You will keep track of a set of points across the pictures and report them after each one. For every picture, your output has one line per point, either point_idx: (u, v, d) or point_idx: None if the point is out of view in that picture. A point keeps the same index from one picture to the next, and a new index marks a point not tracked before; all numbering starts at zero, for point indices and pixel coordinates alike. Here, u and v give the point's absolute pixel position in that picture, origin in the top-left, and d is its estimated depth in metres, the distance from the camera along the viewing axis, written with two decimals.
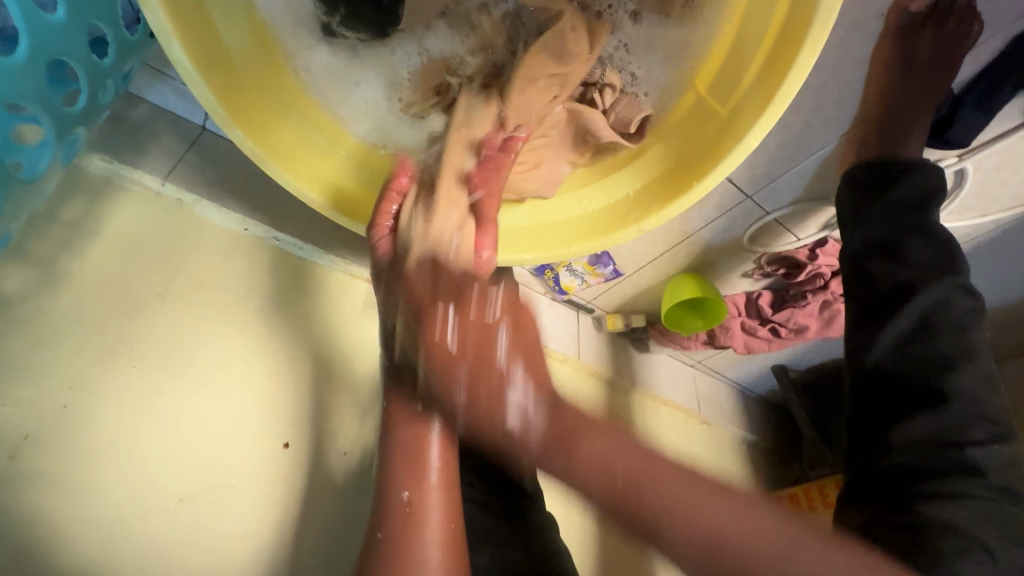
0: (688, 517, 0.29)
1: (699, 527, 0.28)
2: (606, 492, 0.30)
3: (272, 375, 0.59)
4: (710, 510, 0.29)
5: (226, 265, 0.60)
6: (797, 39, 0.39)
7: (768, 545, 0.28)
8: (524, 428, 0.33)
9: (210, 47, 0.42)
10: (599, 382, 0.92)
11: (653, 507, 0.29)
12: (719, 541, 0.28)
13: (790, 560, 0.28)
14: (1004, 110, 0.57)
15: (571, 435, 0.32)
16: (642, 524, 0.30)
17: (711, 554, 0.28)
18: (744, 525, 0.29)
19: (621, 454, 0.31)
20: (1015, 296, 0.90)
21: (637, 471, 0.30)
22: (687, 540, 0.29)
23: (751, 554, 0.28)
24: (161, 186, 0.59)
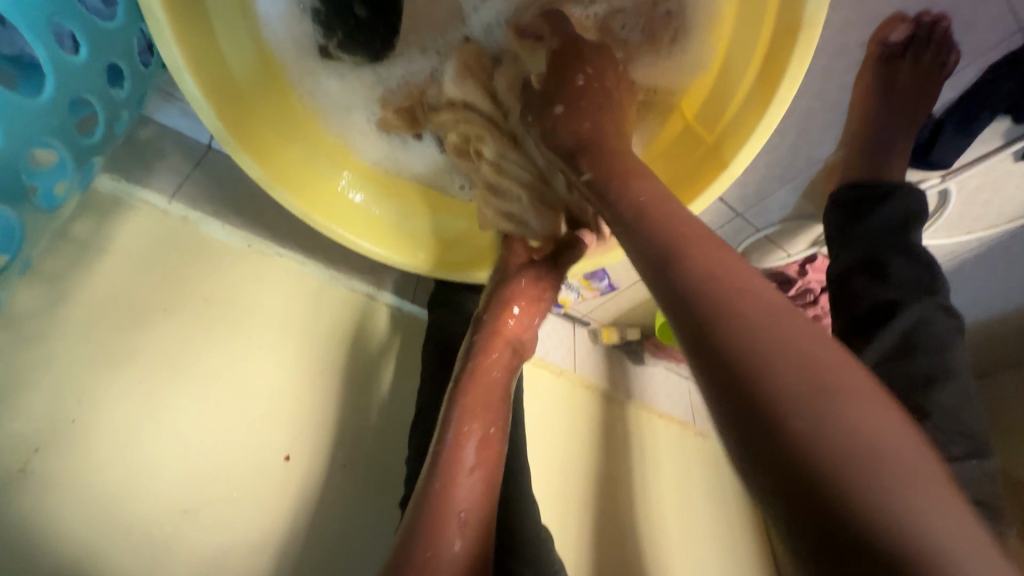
0: (862, 428, 0.22)
1: (802, 367, 0.24)
2: (696, 308, 0.28)
3: (275, 388, 0.61)
4: (927, 505, 0.21)
5: (230, 281, 0.62)
6: (779, 71, 0.41)
7: (864, 440, 0.22)
8: (678, 236, 0.31)
9: (220, 77, 0.44)
10: (594, 394, 0.93)
11: (811, 425, 0.23)
12: (859, 435, 0.22)
13: (913, 508, 0.21)
14: (983, 134, 0.59)
15: (736, 291, 0.27)
16: (730, 342, 0.26)
17: (819, 422, 0.23)
18: (925, 505, 0.21)
19: (787, 321, 0.26)
20: (1002, 312, 0.91)
21: (791, 362, 0.24)
22: (768, 380, 0.24)
23: (892, 486, 0.21)
24: (168, 204, 0.61)
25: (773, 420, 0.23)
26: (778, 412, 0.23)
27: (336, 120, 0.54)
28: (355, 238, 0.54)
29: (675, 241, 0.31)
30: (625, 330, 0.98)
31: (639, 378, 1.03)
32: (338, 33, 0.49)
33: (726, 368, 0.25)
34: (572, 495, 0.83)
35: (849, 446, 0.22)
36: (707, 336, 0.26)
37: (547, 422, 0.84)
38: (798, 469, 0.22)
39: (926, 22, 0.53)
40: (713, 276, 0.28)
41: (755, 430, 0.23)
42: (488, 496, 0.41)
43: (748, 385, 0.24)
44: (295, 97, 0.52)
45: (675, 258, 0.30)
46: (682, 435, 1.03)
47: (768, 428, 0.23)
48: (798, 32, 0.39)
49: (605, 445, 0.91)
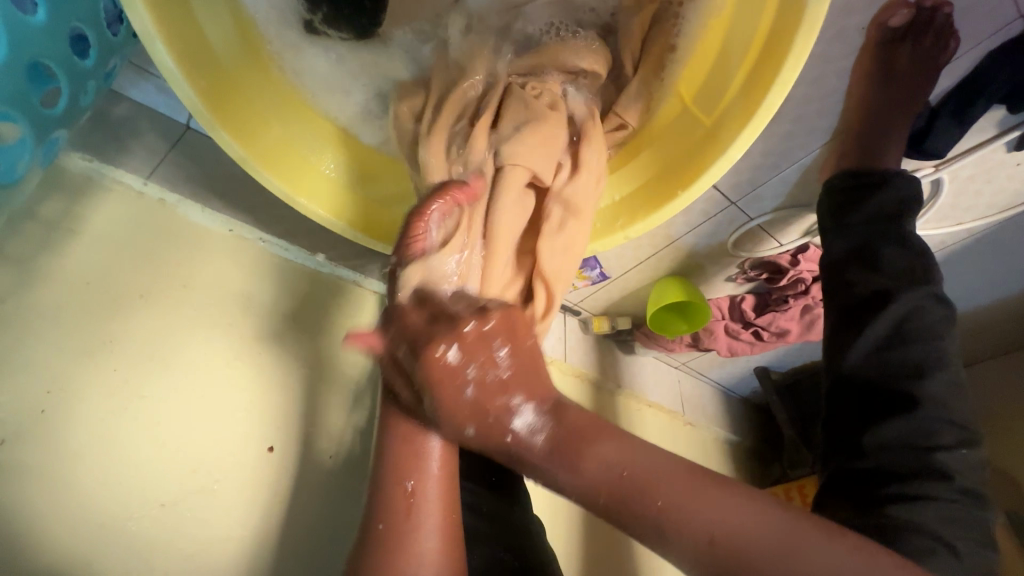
0: (680, 518, 0.30)
1: (620, 487, 0.32)
2: (609, 481, 0.32)
3: (257, 378, 0.59)
4: (729, 516, 0.30)
5: (209, 267, 0.60)
6: (781, 51, 0.40)
7: (649, 510, 0.31)
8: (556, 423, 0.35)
9: (197, 49, 0.42)
10: (584, 383, 0.93)
11: (600, 483, 0.32)
12: (657, 509, 0.31)
13: (723, 525, 0.29)
14: (979, 122, 0.59)
15: (579, 448, 0.34)
16: (586, 468, 0.33)
17: (647, 480, 0.32)
18: (733, 517, 0.30)
19: (650, 459, 0.33)
20: (987, 302, 0.93)
21: (620, 480, 0.32)
22: (617, 490, 0.32)
23: (736, 541, 0.29)
24: (144, 185, 0.58)
25: (636, 513, 0.31)
26: (601, 491, 0.32)
27: (323, 97, 0.52)
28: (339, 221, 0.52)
29: (564, 429, 0.35)
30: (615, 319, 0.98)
31: (630, 368, 1.02)
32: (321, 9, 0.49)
33: (602, 502, 0.32)
34: None
35: (658, 503, 0.31)
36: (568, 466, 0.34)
37: None
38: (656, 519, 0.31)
39: (927, 6, 0.52)
40: (579, 430, 0.34)
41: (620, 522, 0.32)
42: (442, 495, 0.43)
43: (613, 496, 0.32)
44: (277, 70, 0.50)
45: (586, 438, 0.34)
46: (671, 424, 1.04)
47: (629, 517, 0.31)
48: (803, 9, 0.38)
49: None
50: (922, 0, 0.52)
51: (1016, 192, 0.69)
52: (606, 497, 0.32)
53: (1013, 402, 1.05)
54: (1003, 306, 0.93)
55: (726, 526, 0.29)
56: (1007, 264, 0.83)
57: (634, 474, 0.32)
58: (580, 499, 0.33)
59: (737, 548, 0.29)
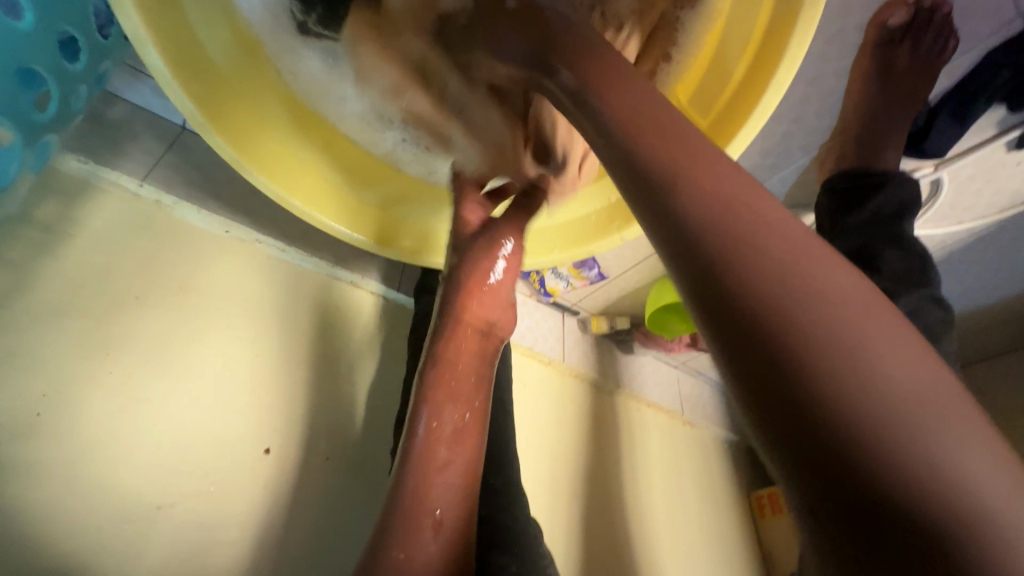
0: (869, 358, 0.20)
1: (846, 332, 0.20)
2: (762, 297, 0.21)
3: (254, 380, 0.59)
4: (948, 441, 0.18)
5: (205, 269, 0.60)
6: (776, 53, 0.39)
7: (891, 366, 0.20)
8: (721, 202, 0.24)
9: (190, 51, 0.41)
10: (583, 383, 0.92)
11: (786, 320, 0.20)
12: (841, 332, 0.20)
13: (926, 413, 0.19)
14: (978, 123, 0.59)
15: (745, 212, 0.23)
16: (747, 267, 0.22)
17: (777, 300, 0.21)
18: (915, 386, 0.19)
19: (789, 226, 0.23)
20: (988, 302, 0.92)
21: (728, 211, 0.23)
22: (757, 290, 0.21)
23: (918, 423, 0.18)
24: (139, 187, 0.58)
25: (789, 362, 0.20)
26: (749, 289, 0.21)
27: (327, 102, 0.51)
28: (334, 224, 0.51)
29: (669, 165, 0.25)
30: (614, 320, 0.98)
31: (628, 368, 1.02)
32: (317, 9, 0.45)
33: (698, 256, 0.23)
34: (560, 487, 0.82)
35: (844, 376, 0.19)
36: (723, 269, 0.22)
37: (536, 412, 0.84)
38: (835, 464, 0.18)
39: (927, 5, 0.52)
40: (737, 222, 0.23)
41: (740, 348, 0.21)
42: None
43: (708, 236, 0.23)
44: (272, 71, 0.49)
45: (678, 185, 0.24)
46: (670, 424, 1.04)
47: (761, 335, 0.21)
48: (798, 11, 0.37)
49: (595, 436, 0.90)
50: None
51: (1016, 191, 0.68)
52: (757, 303, 0.21)
53: (1013, 401, 1.04)
54: (1004, 306, 0.93)
55: (914, 392, 0.19)
56: (1007, 263, 0.82)
57: (747, 209, 0.23)
58: (757, 401, 0.20)
59: (884, 452, 0.18)
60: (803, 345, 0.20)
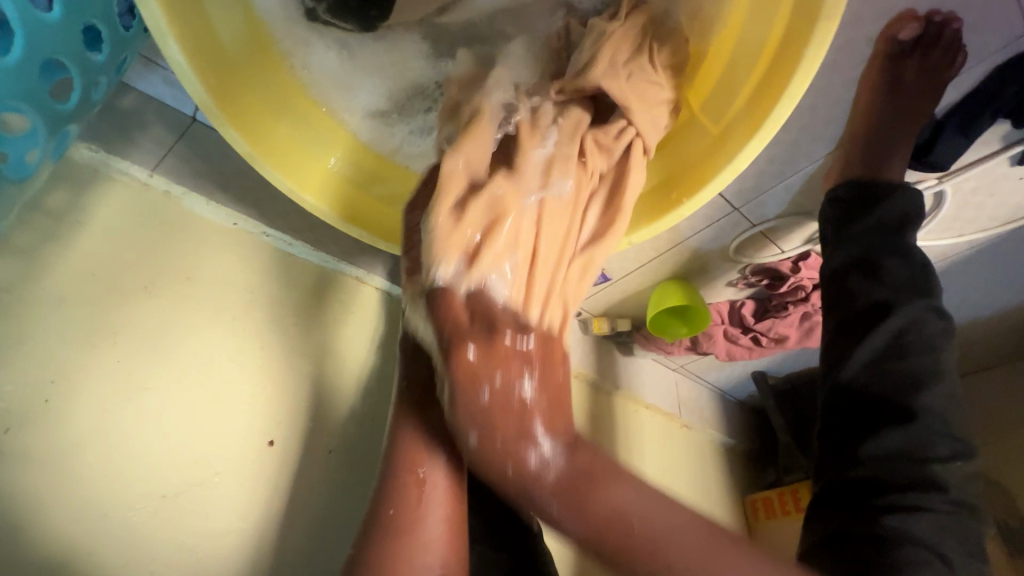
0: (630, 541, 0.31)
1: (648, 556, 0.31)
2: (572, 479, 0.33)
3: (259, 372, 0.59)
4: (660, 519, 0.32)
5: (214, 259, 0.60)
6: (791, 62, 0.40)
7: (673, 523, 0.32)
8: (577, 470, 0.34)
9: (207, 44, 0.42)
10: (582, 383, 0.93)
11: (590, 499, 0.33)
12: (631, 528, 0.32)
13: (683, 569, 0.31)
14: (984, 136, 0.60)
15: (557, 398, 0.36)
16: (597, 514, 0.32)
17: (615, 522, 0.32)
18: (667, 541, 0.32)
19: (624, 493, 0.33)
20: (986, 313, 0.93)
21: (626, 522, 0.32)
22: (610, 531, 0.32)
23: (610, 483, 0.33)
24: (150, 177, 0.59)
25: (605, 548, 0.32)
26: (599, 530, 0.32)
27: (337, 100, 0.52)
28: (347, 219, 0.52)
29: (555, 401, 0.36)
30: (615, 321, 0.98)
31: (628, 369, 1.03)
32: None
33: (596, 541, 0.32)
34: None
35: (637, 548, 0.31)
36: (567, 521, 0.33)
37: None
38: (615, 554, 0.32)
39: (937, 21, 0.52)
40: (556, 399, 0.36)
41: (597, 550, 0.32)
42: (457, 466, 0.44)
43: (579, 489, 0.33)
44: (287, 64, 0.49)
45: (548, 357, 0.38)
46: (667, 426, 1.05)
47: (610, 554, 0.32)
48: (816, 21, 0.38)
49: (592, 437, 0.91)
50: (933, 13, 0.51)
51: (1017, 205, 0.69)
52: (610, 537, 0.32)
53: (1006, 411, 1.06)
54: (1002, 317, 0.93)
55: (667, 547, 0.31)
56: (1007, 276, 0.83)
57: (633, 526, 0.32)
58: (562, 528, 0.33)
59: (642, 555, 0.31)
60: (638, 556, 0.31)
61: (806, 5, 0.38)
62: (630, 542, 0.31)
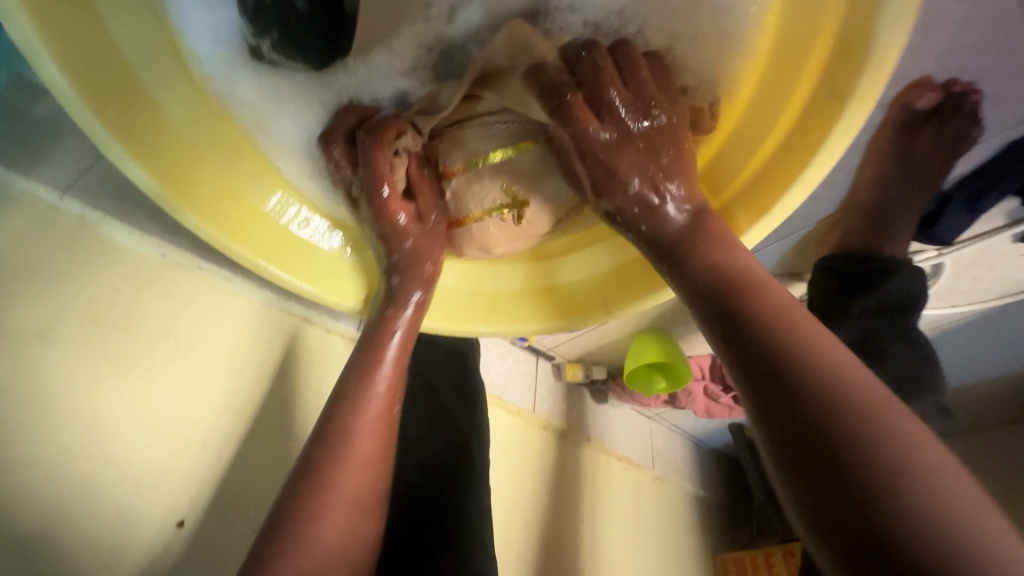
0: (942, 488, 0.21)
1: (936, 513, 0.20)
2: (763, 317, 0.28)
3: (179, 441, 0.50)
4: (973, 509, 0.20)
5: (132, 295, 0.51)
6: (810, 139, 0.35)
7: (819, 371, 0.25)
8: (831, 360, 0.25)
9: (109, 70, 0.36)
10: (552, 435, 0.87)
11: (857, 427, 0.22)
12: (893, 446, 0.22)
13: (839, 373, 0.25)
14: (988, 212, 0.57)
15: (816, 344, 0.26)
16: (803, 371, 0.25)
17: (870, 454, 0.22)
18: (958, 500, 0.20)
19: (938, 452, 0.22)
20: (973, 382, 0.90)
21: (794, 344, 0.26)
22: (862, 437, 0.22)
23: (918, 481, 0.21)
24: (59, 200, 0.49)
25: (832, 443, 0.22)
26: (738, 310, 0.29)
27: (269, 138, 0.44)
28: (295, 278, 0.47)
29: (830, 385, 0.24)
30: (591, 368, 0.92)
31: (601, 418, 0.97)
32: (270, 34, 0.37)
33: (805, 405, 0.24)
34: (517, 553, 0.75)
35: (826, 398, 0.24)
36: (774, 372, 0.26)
37: (500, 468, 0.77)
38: (778, 381, 0.25)
39: (956, 91, 0.47)
40: (792, 336, 0.27)
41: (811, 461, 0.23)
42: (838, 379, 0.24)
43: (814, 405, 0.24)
44: (196, 78, 0.40)
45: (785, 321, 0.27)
46: (638, 479, 0.99)
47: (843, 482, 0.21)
48: (847, 100, 0.32)
49: (559, 496, 0.84)
50: (951, 83, 0.46)
51: (1014, 281, 0.66)
52: (750, 319, 0.28)
53: None
54: (987, 386, 0.90)
55: (938, 483, 0.21)
56: (995, 347, 0.80)
57: (906, 440, 0.22)
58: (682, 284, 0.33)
59: (884, 487, 0.21)
60: (890, 502, 0.20)
61: (836, 77, 0.33)
62: (883, 471, 0.21)
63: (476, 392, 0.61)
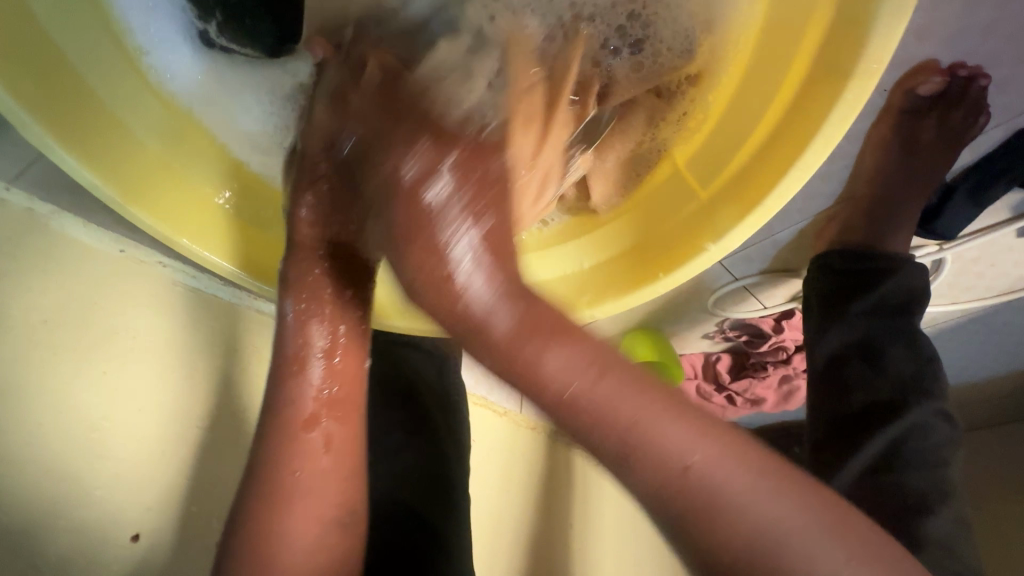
0: (747, 527, 0.26)
1: (746, 542, 0.26)
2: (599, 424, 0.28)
3: (136, 447, 0.48)
4: (763, 510, 0.27)
5: (88, 294, 0.48)
6: (806, 122, 0.32)
7: (671, 469, 0.27)
8: (677, 473, 0.27)
9: (39, 54, 0.33)
10: (541, 437, 0.85)
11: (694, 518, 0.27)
12: (708, 500, 0.27)
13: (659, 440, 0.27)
14: (991, 206, 0.51)
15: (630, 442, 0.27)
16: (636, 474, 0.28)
17: (661, 496, 0.27)
18: (747, 516, 0.26)
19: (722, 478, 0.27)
20: (975, 379, 0.87)
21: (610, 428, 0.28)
22: (678, 512, 0.27)
23: (716, 518, 0.26)
24: (6, 190, 0.45)
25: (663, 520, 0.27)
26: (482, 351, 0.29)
27: (218, 119, 0.43)
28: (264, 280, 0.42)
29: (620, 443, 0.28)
30: None
31: None
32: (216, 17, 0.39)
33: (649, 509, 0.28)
34: (504, 558, 0.73)
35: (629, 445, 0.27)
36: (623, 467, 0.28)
37: (486, 472, 0.75)
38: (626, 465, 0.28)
39: (961, 75, 0.44)
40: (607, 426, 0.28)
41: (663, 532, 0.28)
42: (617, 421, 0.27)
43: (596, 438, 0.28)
44: (153, 86, 0.40)
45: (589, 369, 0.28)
46: None
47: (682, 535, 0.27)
48: (847, 79, 0.29)
49: (548, 499, 0.82)
50: (957, 67, 0.43)
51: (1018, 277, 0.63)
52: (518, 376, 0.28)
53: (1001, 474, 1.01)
54: (987, 384, 0.88)
55: (759, 537, 0.26)
56: (996, 345, 0.78)
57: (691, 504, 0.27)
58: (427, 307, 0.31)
59: (698, 522, 0.27)
60: (709, 541, 0.26)
61: (835, 53, 0.30)
62: (703, 515, 0.27)
63: (455, 392, 0.58)
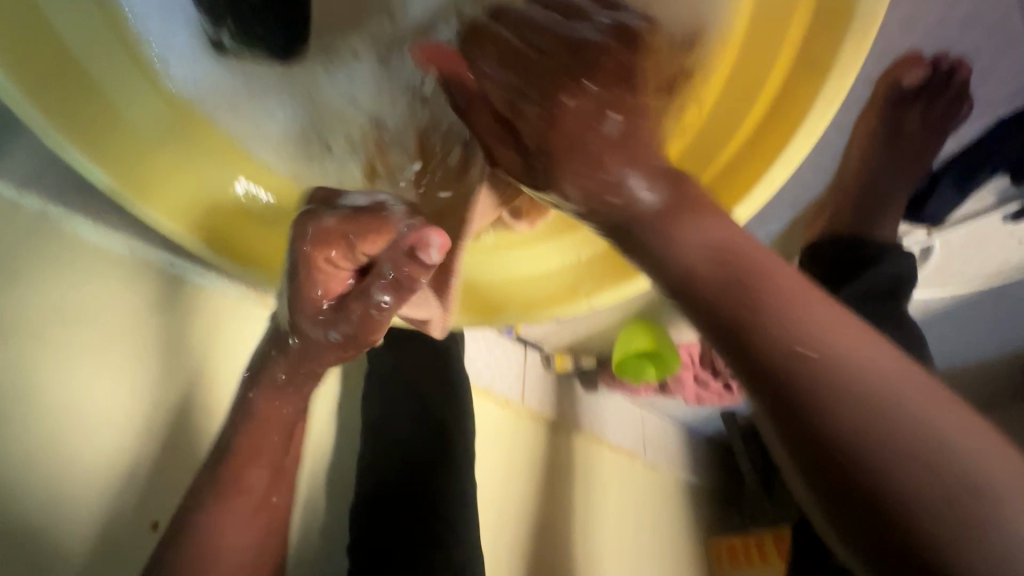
0: (960, 454, 0.22)
1: (940, 457, 0.22)
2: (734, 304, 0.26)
3: (151, 438, 0.49)
4: (960, 433, 0.23)
5: (101, 288, 0.48)
6: (793, 114, 0.33)
7: (877, 412, 0.23)
8: (801, 353, 0.25)
9: (49, 49, 0.33)
10: (542, 426, 0.86)
11: (866, 421, 0.23)
12: (894, 406, 0.23)
13: (930, 422, 0.23)
14: (979, 190, 0.56)
15: (777, 313, 0.26)
16: (769, 340, 0.25)
17: (863, 429, 0.23)
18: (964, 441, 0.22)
19: (916, 393, 0.23)
20: (964, 363, 0.89)
21: (837, 381, 0.24)
22: (854, 420, 0.23)
23: (918, 430, 0.22)
24: (18, 194, 0.46)
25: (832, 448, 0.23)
26: (709, 301, 0.27)
27: (241, 125, 0.44)
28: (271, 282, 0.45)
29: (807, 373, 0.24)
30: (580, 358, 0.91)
31: (592, 407, 0.96)
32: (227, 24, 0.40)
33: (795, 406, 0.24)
34: (508, 544, 0.74)
35: (820, 387, 0.24)
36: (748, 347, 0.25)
37: (488, 461, 0.76)
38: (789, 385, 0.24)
39: (944, 68, 0.45)
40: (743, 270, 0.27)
41: (825, 461, 0.23)
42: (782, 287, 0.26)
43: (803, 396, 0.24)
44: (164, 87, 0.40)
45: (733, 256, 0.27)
46: (630, 468, 0.99)
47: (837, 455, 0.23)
48: (827, 74, 0.31)
49: (550, 486, 0.83)
50: (939, 59, 0.45)
51: (1003, 262, 0.65)
52: (778, 358, 0.25)
53: None
54: None
55: (948, 441, 0.22)
56: (984, 329, 0.80)
57: (892, 410, 0.23)
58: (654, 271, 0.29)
59: (879, 451, 0.22)
60: (903, 465, 0.22)
61: (818, 48, 0.31)
62: (891, 439, 0.22)
63: (458, 384, 0.60)
